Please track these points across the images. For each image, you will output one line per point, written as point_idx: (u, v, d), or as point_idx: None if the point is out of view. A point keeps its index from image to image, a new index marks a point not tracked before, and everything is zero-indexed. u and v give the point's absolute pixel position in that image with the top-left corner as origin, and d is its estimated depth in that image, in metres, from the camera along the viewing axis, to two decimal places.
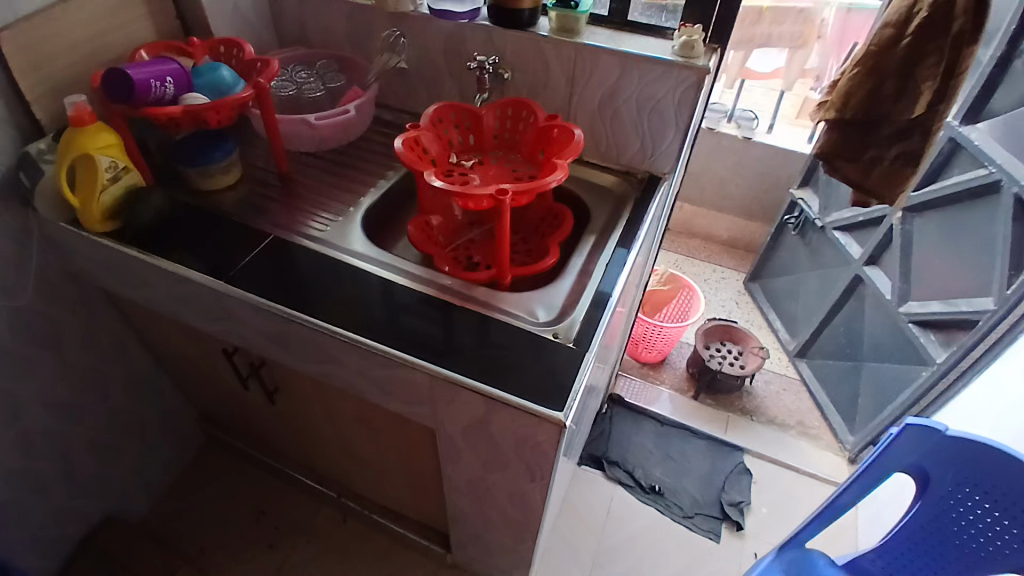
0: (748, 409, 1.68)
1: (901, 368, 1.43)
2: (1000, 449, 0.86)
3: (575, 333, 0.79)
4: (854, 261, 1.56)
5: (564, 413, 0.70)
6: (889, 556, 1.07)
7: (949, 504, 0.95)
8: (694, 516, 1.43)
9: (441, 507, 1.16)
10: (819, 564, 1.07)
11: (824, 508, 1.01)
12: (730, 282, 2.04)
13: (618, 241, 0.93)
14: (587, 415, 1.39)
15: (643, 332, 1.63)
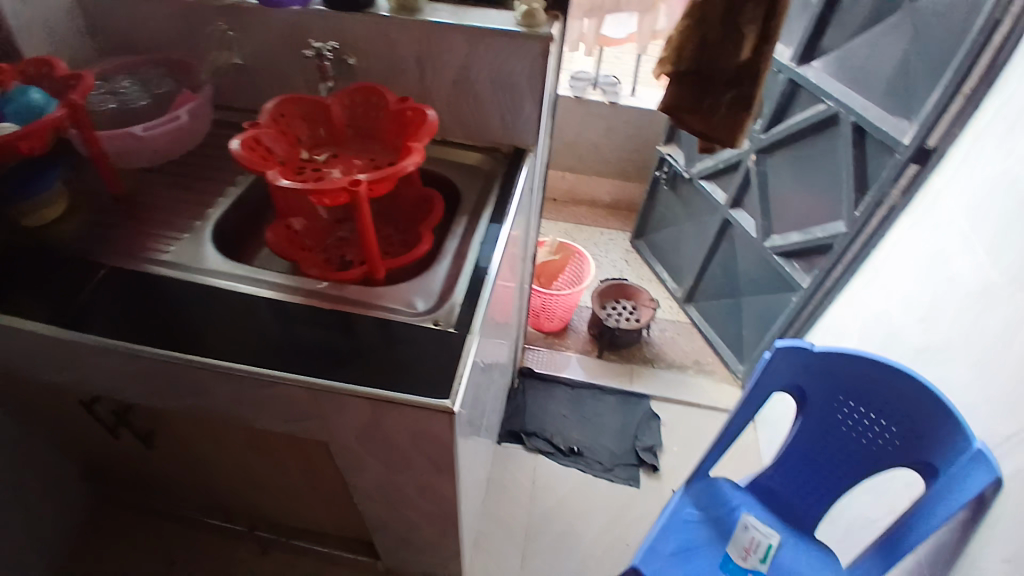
0: (650, 358, 1.76)
1: (775, 297, 1.55)
2: (858, 355, 0.97)
3: (456, 317, 0.78)
4: (721, 206, 1.66)
5: (451, 399, 0.70)
6: (782, 472, 1.12)
7: (826, 413, 1.06)
8: (613, 469, 1.49)
9: (360, 518, 1.12)
10: (725, 490, 1.12)
11: (719, 438, 1.07)
12: (619, 242, 2.11)
13: (489, 217, 0.93)
14: (494, 393, 1.39)
15: (541, 304, 1.66)
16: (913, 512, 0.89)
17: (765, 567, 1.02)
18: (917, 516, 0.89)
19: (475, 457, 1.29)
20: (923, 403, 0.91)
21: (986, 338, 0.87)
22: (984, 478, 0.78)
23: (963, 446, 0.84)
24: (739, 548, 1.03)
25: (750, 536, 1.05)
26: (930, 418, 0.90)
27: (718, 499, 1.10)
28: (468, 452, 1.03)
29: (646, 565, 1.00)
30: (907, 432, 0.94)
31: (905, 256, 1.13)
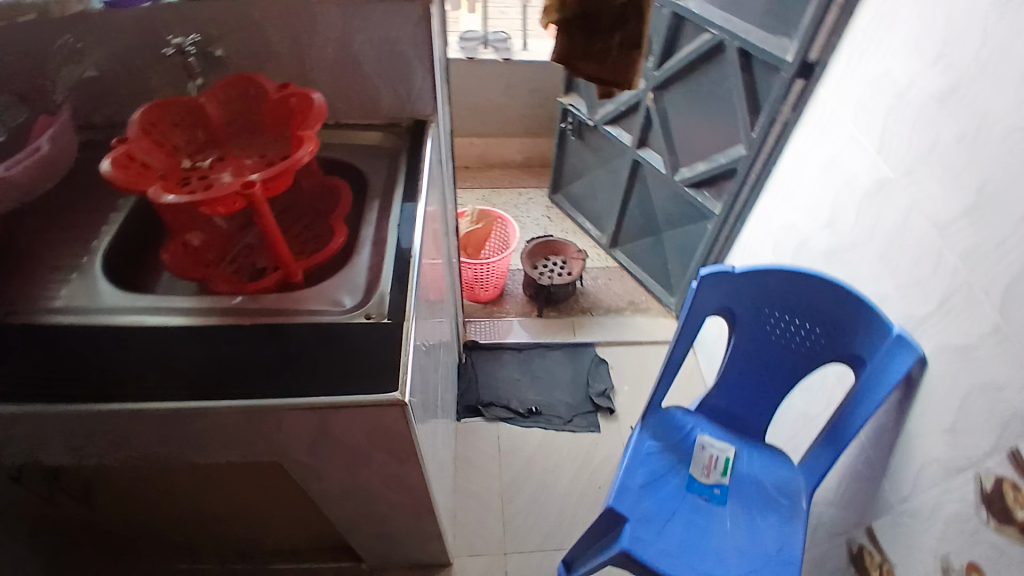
0: (588, 307, 1.80)
1: (692, 227, 1.61)
2: (776, 268, 1.02)
3: (387, 306, 0.75)
4: (629, 147, 1.69)
5: (399, 390, 0.69)
6: (726, 390, 1.17)
7: (757, 328, 1.10)
8: (573, 419, 1.54)
9: (331, 526, 1.10)
10: (679, 417, 1.17)
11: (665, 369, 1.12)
12: (537, 200, 2.12)
13: (401, 198, 0.91)
14: (444, 372, 1.38)
15: (473, 275, 1.65)
16: (852, 399, 0.98)
17: (726, 479, 1.08)
18: (855, 403, 0.97)
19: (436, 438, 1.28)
20: (842, 302, 0.98)
21: (887, 230, 0.95)
22: (908, 360, 0.88)
23: (884, 332, 0.92)
24: (701, 467, 1.10)
25: (708, 455, 1.11)
26: (849, 313, 0.98)
27: (674, 424, 1.16)
28: (427, 436, 1.03)
29: (618, 503, 1.02)
30: (831, 329, 1.01)
31: (805, 167, 1.20)
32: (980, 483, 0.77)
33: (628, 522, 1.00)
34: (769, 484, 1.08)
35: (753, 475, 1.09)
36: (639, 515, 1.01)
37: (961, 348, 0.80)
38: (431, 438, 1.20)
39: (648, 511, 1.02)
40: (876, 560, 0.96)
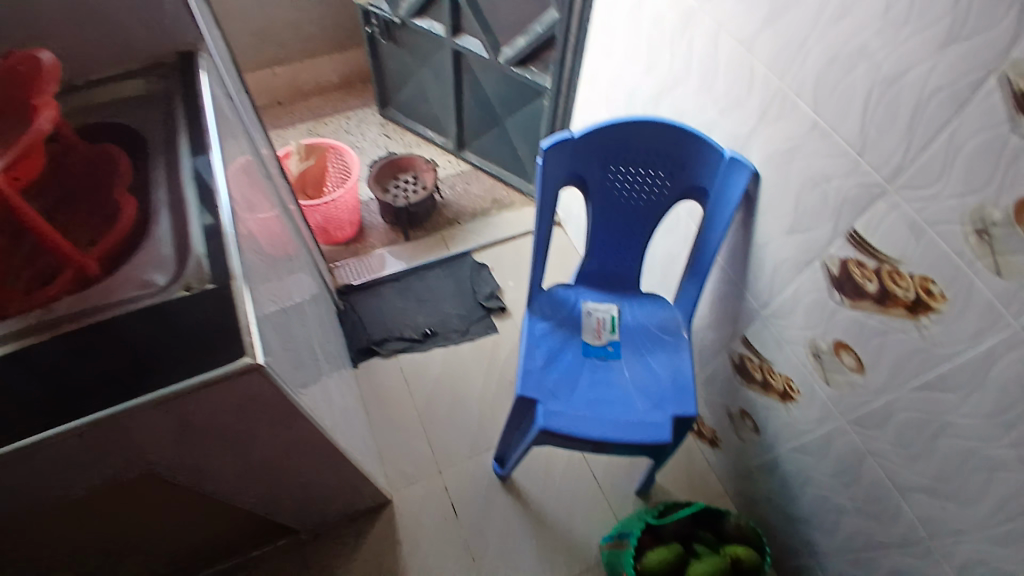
0: (453, 217, 1.74)
1: (530, 108, 1.57)
2: (610, 124, 1.00)
3: (207, 272, 0.66)
4: (445, 39, 1.58)
5: (251, 354, 0.63)
6: (594, 258, 1.19)
7: (608, 187, 1.09)
8: (469, 328, 1.54)
9: (248, 514, 1.04)
10: (562, 292, 1.19)
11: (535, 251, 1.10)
12: (368, 119, 1.96)
13: (187, 152, 0.77)
14: (323, 324, 1.30)
15: (323, 215, 1.53)
16: (705, 230, 1.04)
17: (617, 335, 1.14)
18: (706, 232, 1.04)
19: (339, 393, 1.22)
20: (677, 142, 1.00)
21: (701, 59, 0.97)
22: (744, 179, 0.94)
23: (719, 159, 0.97)
24: (592, 331, 1.14)
25: (596, 319, 1.16)
26: (685, 148, 1.00)
27: (560, 301, 1.18)
28: (316, 393, 0.97)
29: (525, 388, 1.05)
30: (674, 169, 1.03)
31: (615, 15, 1.18)
32: (827, 268, 0.87)
33: (540, 402, 1.03)
34: (653, 327, 1.15)
35: (638, 323, 1.16)
36: (548, 391, 1.05)
37: (786, 150, 0.87)
38: (330, 393, 1.13)
39: (554, 385, 1.06)
40: (757, 363, 1.09)
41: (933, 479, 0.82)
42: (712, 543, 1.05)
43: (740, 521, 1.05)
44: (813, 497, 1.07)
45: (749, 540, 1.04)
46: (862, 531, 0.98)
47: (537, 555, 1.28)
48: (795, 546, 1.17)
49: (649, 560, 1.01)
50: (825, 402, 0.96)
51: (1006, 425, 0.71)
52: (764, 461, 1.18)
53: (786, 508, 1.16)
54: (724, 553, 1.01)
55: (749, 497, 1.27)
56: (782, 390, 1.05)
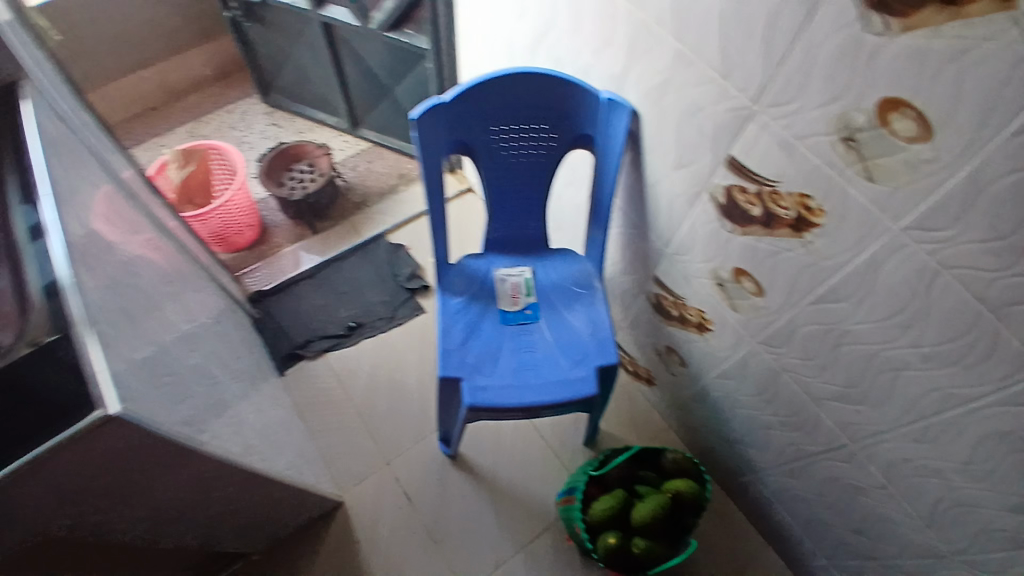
0: (360, 202, 1.67)
1: (415, 74, 1.49)
2: (482, 82, 0.95)
3: (48, 322, 0.62)
4: (310, 12, 1.47)
5: (105, 405, 0.58)
6: (498, 222, 1.15)
7: (496, 149, 1.04)
8: (396, 313, 1.49)
9: (183, 548, 1.00)
10: (472, 263, 1.16)
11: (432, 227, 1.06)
12: (252, 110, 1.84)
13: (15, 198, 0.70)
14: (234, 341, 1.23)
15: (219, 221, 1.46)
16: (598, 177, 1.02)
17: (534, 297, 1.12)
18: (600, 180, 1.02)
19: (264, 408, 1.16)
20: (554, 91, 0.96)
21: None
22: (624, 120, 0.91)
23: (597, 103, 0.93)
24: (508, 298, 1.12)
25: (511, 284, 1.13)
26: (563, 96, 0.96)
27: (470, 273, 1.15)
28: (230, 408, 0.93)
29: (445, 368, 1.02)
30: (557, 120, 1.00)
31: None
32: (715, 198, 0.87)
33: (462, 379, 1.01)
34: (568, 282, 1.14)
35: (553, 281, 1.14)
36: (469, 366, 1.03)
37: (659, 85, 0.85)
38: (259, 408, 1.10)
39: (476, 359, 1.04)
40: (671, 300, 1.11)
41: (842, 386, 0.84)
42: (654, 479, 1.07)
43: (677, 453, 1.07)
44: (743, 418, 1.10)
45: (687, 470, 1.06)
46: (791, 444, 1.01)
47: (497, 523, 1.29)
48: (737, 466, 1.21)
49: (597, 509, 1.03)
50: (736, 328, 0.98)
51: (900, 325, 0.71)
52: (696, 391, 1.20)
53: (724, 432, 1.19)
54: (665, 487, 1.03)
55: (689, 427, 1.31)
56: (698, 322, 1.07)
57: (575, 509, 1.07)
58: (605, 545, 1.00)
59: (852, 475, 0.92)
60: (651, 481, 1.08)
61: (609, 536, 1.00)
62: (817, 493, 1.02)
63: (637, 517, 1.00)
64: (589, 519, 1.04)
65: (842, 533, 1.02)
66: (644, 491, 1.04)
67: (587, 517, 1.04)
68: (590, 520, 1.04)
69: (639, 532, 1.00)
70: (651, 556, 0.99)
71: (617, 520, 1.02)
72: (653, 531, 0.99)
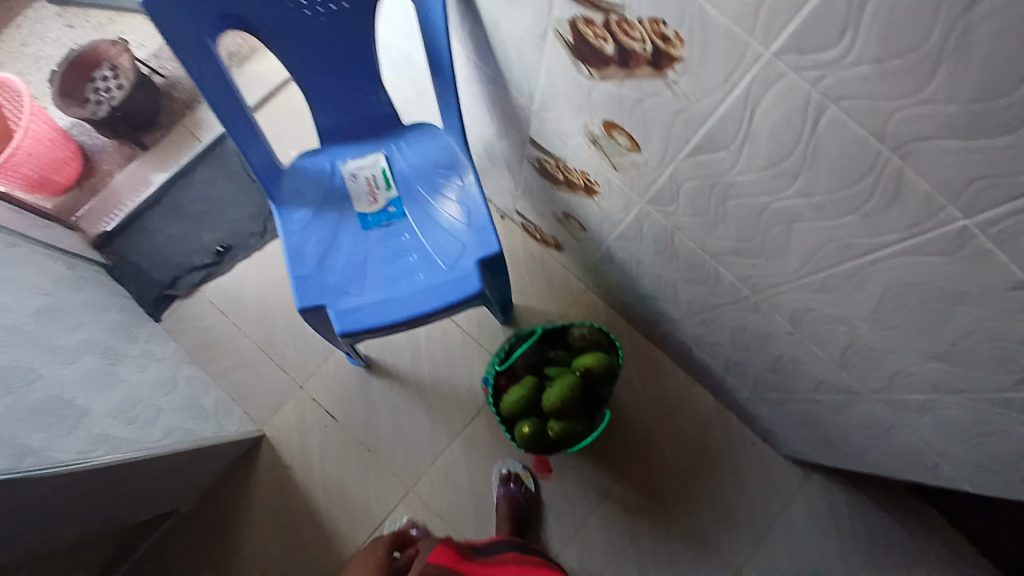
0: (192, 102, 1.44)
1: None
2: None
3: None
4: None
5: None
6: (327, 109, 0.94)
7: (289, 16, 0.81)
8: (267, 227, 1.35)
9: (84, 537, 0.94)
10: (309, 164, 0.96)
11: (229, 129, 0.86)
12: (36, 13, 1.48)
13: None
14: (78, 311, 1.07)
15: (29, 162, 1.26)
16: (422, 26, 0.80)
17: (395, 191, 0.95)
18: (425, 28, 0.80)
19: (135, 376, 1.05)
20: None
21: None
22: None
23: None
24: (365, 198, 0.95)
25: (364, 180, 0.95)
26: None
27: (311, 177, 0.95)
28: (43, 434, 0.79)
29: (305, 296, 0.88)
30: None
31: None
32: (562, 37, 0.67)
33: (327, 305, 0.88)
34: (431, 165, 0.96)
35: (414, 167, 0.96)
36: (333, 289, 0.89)
37: None
38: (101, 390, 0.95)
39: (340, 280, 0.89)
40: (554, 163, 0.95)
41: (737, 242, 0.71)
42: (565, 358, 1.00)
43: (583, 328, 0.99)
44: (651, 276, 1.01)
45: (596, 342, 0.99)
46: (698, 298, 0.92)
47: (426, 421, 1.25)
48: (655, 320, 1.15)
49: (510, 400, 0.96)
50: (622, 188, 0.84)
51: (788, 172, 0.55)
52: (602, 253, 1.10)
53: (636, 289, 1.10)
54: (574, 365, 0.96)
55: (606, 286, 1.22)
56: (585, 186, 0.93)
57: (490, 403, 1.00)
58: (523, 435, 0.95)
59: (760, 325, 0.84)
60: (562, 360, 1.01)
61: (524, 426, 0.94)
62: (730, 341, 0.96)
63: (548, 401, 0.93)
64: (503, 412, 0.97)
65: (759, 374, 0.97)
66: (554, 373, 0.96)
67: (501, 409, 0.98)
68: (504, 412, 0.97)
69: (554, 415, 0.94)
70: (570, 436, 0.94)
71: (531, 407, 0.96)
72: (568, 411, 0.93)
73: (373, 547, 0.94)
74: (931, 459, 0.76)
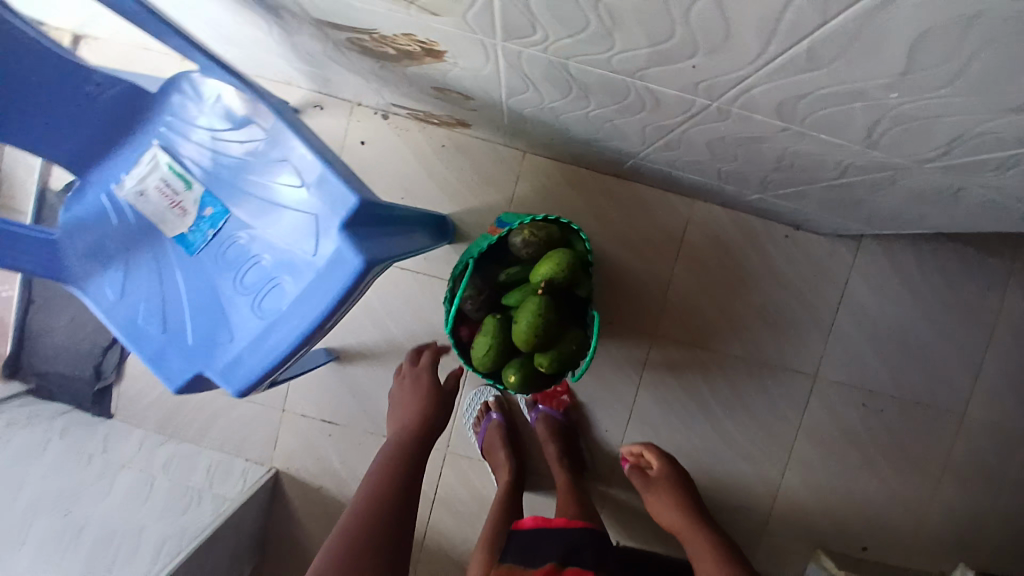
0: None
1: None
2: None
3: None
4: None
5: None
6: (40, 127, 0.65)
7: None
8: None
9: None
10: (80, 215, 0.71)
11: None
12: None
13: None
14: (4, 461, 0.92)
15: None
16: None
17: (198, 185, 0.69)
18: None
19: (102, 509, 0.93)
20: None
21: None
22: None
23: None
24: (171, 215, 0.69)
25: (156, 192, 0.69)
26: None
27: (93, 230, 0.70)
28: None
29: (176, 374, 0.68)
30: None
31: None
32: None
33: (204, 371, 0.67)
34: (222, 132, 0.68)
35: (204, 145, 0.69)
36: (200, 349, 0.67)
37: None
38: (59, 558, 0.83)
39: (203, 334, 0.68)
40: (369, 38, 0.63)
41: (651, 47, 0.43)
42: (520, 274, 0.78)
43: (524, 232, 0.77)
44: (576, 120, 0.72)
45: (547, 240, 0.77)
46: (645, 126, 0.65)
47: None
48: (615, 159, 0.89)
49: (480, 354, 0.75)
50: (462, 35, 0.53)
51: None
52: (508, 114, 0.80)
53: (572, 137, 0.83)
54: (533, 281, 0.74)
55: (540, 144, 0.94)
56: (425, 51, 0.62)
57: (464, 364, 0.81)
58: (513, 385, 0.75)
59: (741, 130, 0.58)
60: (519, 278, 0.80)
61: (509, 375, 0.75)
62: (710, 155, 0.70)
63: (519, 339, 0.71)
64: (480, 369, 0.78)
65: (762, 175, 0.74)
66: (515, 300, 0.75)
67: (477, 367, 0.78)
68: (481, 368, 0.78)
69: (536, 348, 0.74)
70: (566, 361, 0.75)
71: (507, 350, 0.75)
72: (550, 338, 0.72)
73: (420, 373, 0.92)
74: (1013, 203, 0.59)
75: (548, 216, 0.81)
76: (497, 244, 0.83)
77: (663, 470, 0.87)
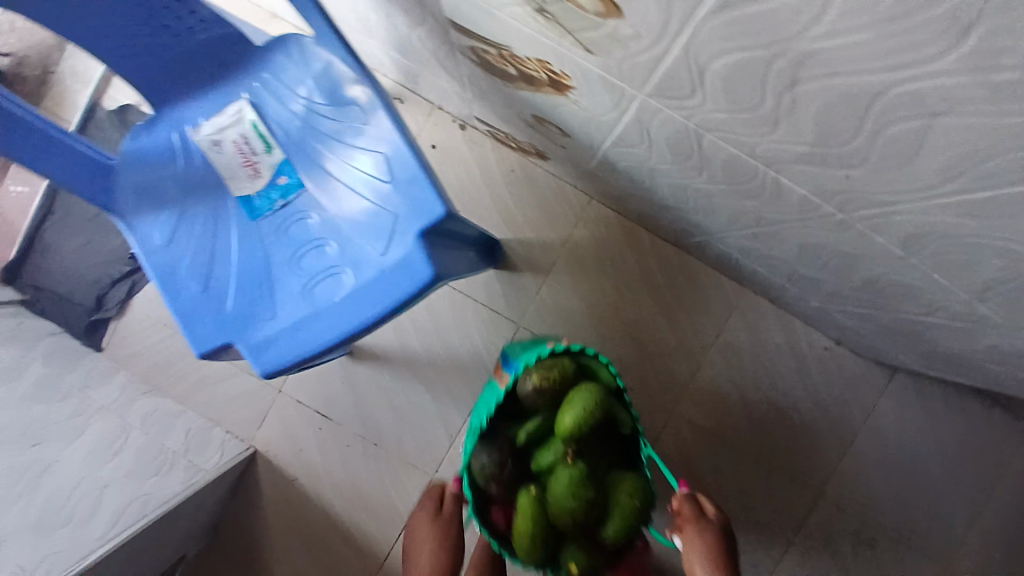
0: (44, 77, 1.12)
1: None
2: None
3: None
4: None
5: None
6: (129, 49, 0.63)
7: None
8: None
9: None
10: (151, 149, 0.69)
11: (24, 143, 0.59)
12: None
13: None
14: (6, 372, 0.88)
15: None
16: None
17: (279, 151, 0.67)
18: None
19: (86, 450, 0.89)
20: None
21: None
22: None
23: None
24: (240, 175, 0.67)
25: (232, 146, 0.67)
26: None
27: (158, 166, 0.68)
28: None
29: (203, 337, 0.64)
30: None
31: None
32: None
33: (234, 342, 0.63)
34: (320, 106, 0.65)
35: (297, 114, 0.66)
36: (235, 319, 0.64)
37: None
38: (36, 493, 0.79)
39: (242, 304, 0.64)
40: (496, 53, 0.62)
41: (813, 146, 0.42)
42: (538, 428, 0.76)
43: (534, 377, 0.74)
44: (670, 186, 0.71)
45: (562, 379, 0.75)
46: (745, 212, 0.64)
47: (430, 402, 1.05)
48: (685, 231, 0.87)
49: (525, 551, 0.70)
50: (604, 81, 0.52)
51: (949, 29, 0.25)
52: (598, 160, 0.79)
53: (653, 200, 0.81)
54: (558, 435, 0.71)
55: (611, 195, 0.93)
56: (550, 81, 0.60)
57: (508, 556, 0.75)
58: (579, 572, 0.70)
59: (849, 244, 0.56)
60: (541, 430, 0.76)
61: (572, 565, 0.70)
62: (796, 257, 0.69)
63: (564, 511, 0.69)
64: (528, 562, 0.72)
65: (838, 288, 0.72)
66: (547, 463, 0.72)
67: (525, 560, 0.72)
68: (530, 562, 0.71)
69: (597, 519, 0.71)
70: (630, 522, 0.70)
71: (555, 534, 0.71)
72: (596, 499, 0.70)
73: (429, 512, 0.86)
74: None
75: (556, 348, 0.77)
76: (505, 396, 0.79)
77: (710, 525, 0.72)
